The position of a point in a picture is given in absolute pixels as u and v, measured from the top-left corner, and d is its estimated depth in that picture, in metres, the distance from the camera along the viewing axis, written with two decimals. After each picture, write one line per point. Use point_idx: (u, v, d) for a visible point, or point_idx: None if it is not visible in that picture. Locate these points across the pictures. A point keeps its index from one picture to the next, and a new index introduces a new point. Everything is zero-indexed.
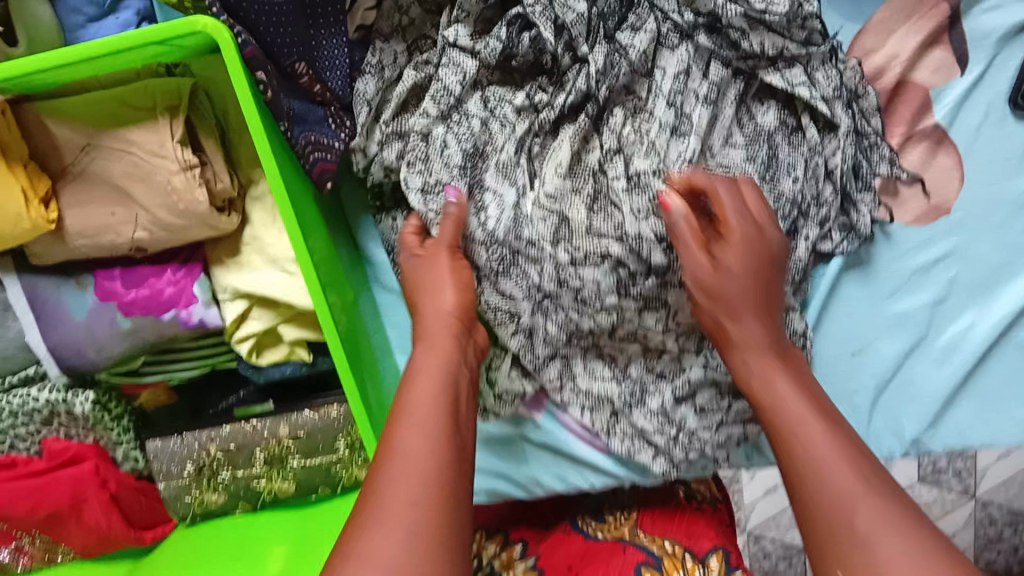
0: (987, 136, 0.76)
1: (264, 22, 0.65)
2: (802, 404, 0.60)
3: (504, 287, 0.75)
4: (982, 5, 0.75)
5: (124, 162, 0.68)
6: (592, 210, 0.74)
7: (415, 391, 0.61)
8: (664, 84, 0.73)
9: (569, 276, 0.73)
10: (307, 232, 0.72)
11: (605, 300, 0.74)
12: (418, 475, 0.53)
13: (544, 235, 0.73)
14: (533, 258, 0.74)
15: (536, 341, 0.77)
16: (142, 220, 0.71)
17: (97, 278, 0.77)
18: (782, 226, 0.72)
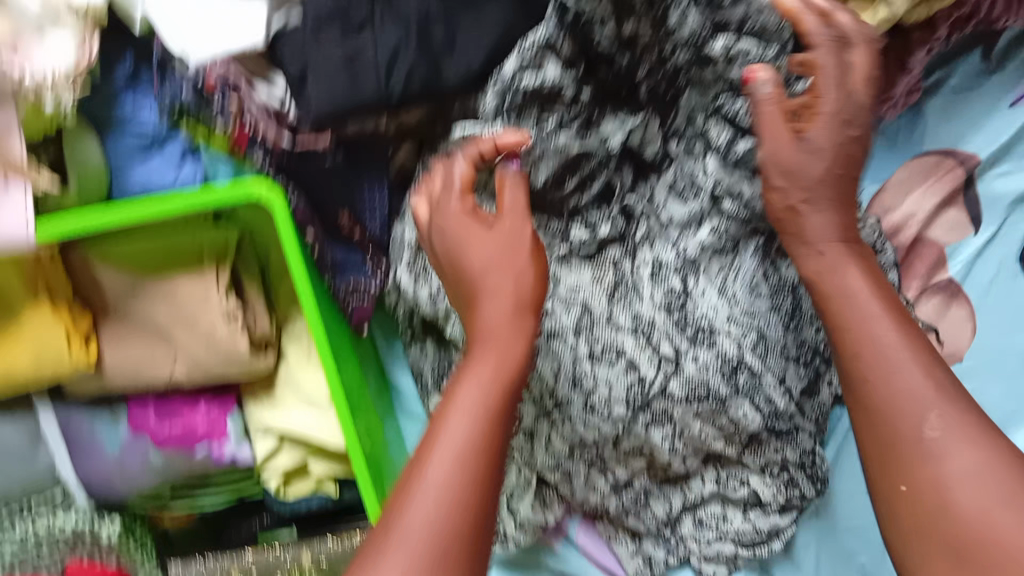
0: (1002, 291, 0.78)
1: (314, 181, 0.70)
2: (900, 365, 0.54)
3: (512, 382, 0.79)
4: (994, 170, 0.77)
5: (168, 307, 0.70)
6: (613, 300, 0.76)
7: (464, 393, 0.53)
8: (675, 229, 0.76)
9: (584, 375, 0.76)
10: (343, 364, 0.73)
11: (614, 404, 0.76)
12: (439, 515, 0.48)
13: (569, 324, 0.75)
14: (549, 355, 0.76)
15: (536, 445, 0.82)
16: (181, 358, 0.73)
17: (130, 408, 0.77)
18: (801, 371, 0.78)
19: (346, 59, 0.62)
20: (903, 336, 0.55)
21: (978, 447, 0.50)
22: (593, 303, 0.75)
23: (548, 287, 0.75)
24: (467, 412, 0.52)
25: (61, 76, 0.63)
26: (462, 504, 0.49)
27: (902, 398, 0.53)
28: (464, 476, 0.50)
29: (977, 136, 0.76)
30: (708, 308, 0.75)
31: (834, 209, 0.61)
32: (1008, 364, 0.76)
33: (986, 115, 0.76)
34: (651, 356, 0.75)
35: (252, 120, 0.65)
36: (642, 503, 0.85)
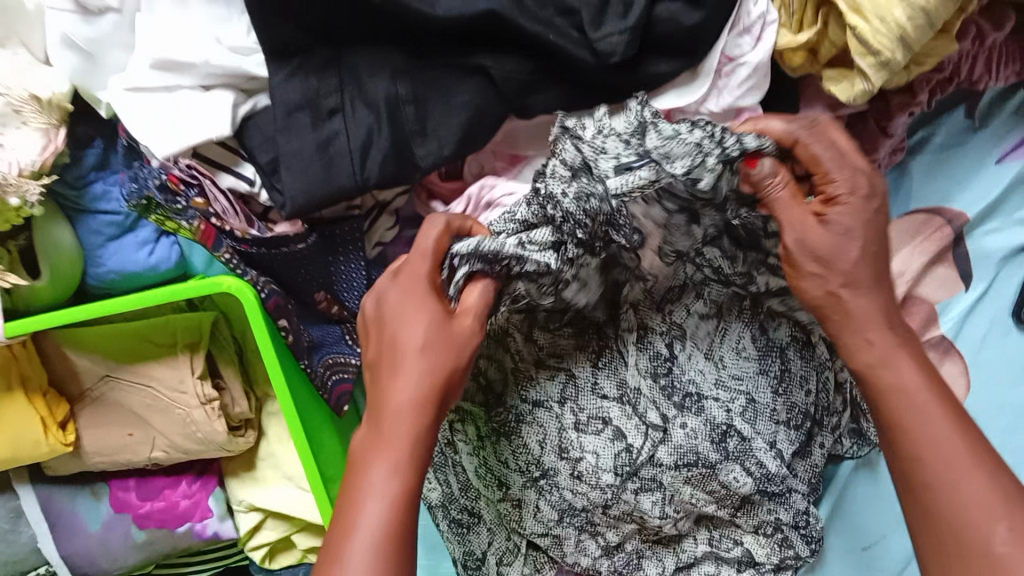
0: (994, 348, 0.76)
1: (283, 262, 0.68)
2: (950, 433, 0.48)
3: (502, 454, 0.75)
4: (983, 227, 0.76)
5: (143, 394, 0.69)
6: (597, 368, 0.73)
7: (394, 414, 0.50)
8: (663, 301, 0.72)
9: (571, 445, 0.73)
10: (315, 437, 0.71)
11: (602, 472, 0.73)
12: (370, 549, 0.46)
13: (553, 394, 0.73)
14: (536, 425, 0.73)
15: (524, 512, 0.76)
16: (159, 442, 0.72)
17: (111, 488, 0.77)
18: (792, 433, 0.74)
19: (321, 147, 0.61)
20: (960, 426, 0.49)
21: (976, 461, 0.48)
22: (577, 376, 0.73)
23: (536, 369, 0.73)
24: (399, 438, 0.50)
25: (27, 170, 0.62)
26: (404, 530, 0.48)
27: (926, 446, 0.49)
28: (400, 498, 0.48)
29: (964, 194, 0.75)
30: (699, 370, 0.72)
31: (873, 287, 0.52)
32: (1000, 422, 0.74)
33: (974, 173, 0.74)
34: (639, 426, 0.73)
35: (221, 212, 0.65)
36: (635, 566, 0.80)
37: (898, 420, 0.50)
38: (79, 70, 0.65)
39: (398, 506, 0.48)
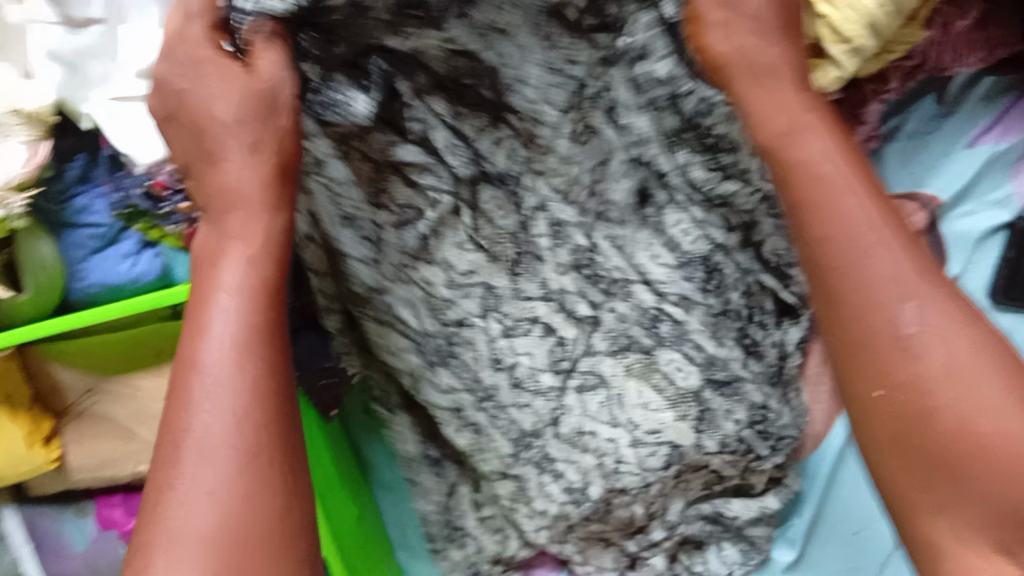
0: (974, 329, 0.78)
1: None
2: (855, 214, 0.48)
3: (439, 381, 0.75)
4: (958, 210, 0.77)
5: (130, 406, 0.70)
6: (514, 274, 0.73)
7: (189, 342, 0.48)
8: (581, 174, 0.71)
9: (504, 353, 0.74)
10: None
11: (542, 376, 0.76)
12: (206, 497, 0.44)
13: (472, 310, 0.73)
14: (466, 345, 0.74)
15: (483, 441, 0.77)
16: (148, 452, 0.72)
17: (98, 505, 0.76)
18: (732, 325, 0.77)
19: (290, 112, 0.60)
20: (870, 203, 0.49)
21: (909, 249, 0.47)
22: (495, 283, 0.73)
23: (442, 280, 0.72)
24: (221, 345, 0.47)
25: (12, 185, 0.61)
26: (249, 447, 0.45)
27: (844, 229, 0.48)
28: (223, 464, 0.45)
29: (937, 179, 0.76)
30: (661, 279, 0.75)
31: (824, 137, 0.52)
32: None
33: (945, 157, 0.76)
34: (565, 315, 0.75)
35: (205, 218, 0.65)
36: (605, 511, 0.80)
37: (817, 217, 0.49)
38: (64, 84, 0.65)
39: (245, 413, 0.46)
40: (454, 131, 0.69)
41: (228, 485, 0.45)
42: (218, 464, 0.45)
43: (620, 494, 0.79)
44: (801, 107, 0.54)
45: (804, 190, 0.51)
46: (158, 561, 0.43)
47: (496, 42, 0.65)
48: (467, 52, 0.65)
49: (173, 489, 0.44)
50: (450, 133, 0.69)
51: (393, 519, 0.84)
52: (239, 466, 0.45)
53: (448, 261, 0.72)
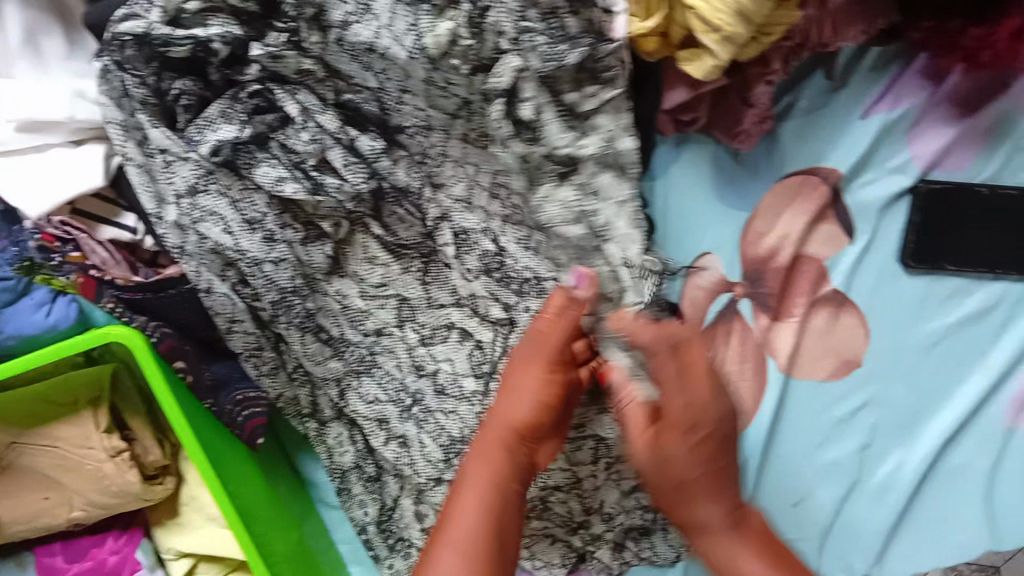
0: (886, 294, 0.80)
1: (172, 309, 0.66)
2: (727, 529, 0.67)
3: (363, 391, 0.77)
4: (859, 180, 0.79)
5: (51, 455, 0.69)
6: (426, 283, 0.75)
7: (471, 469, 0.66)
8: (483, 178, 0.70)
9: (425, 359, 0.76)
10: (230, 475, 0.70)
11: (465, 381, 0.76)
12: (467, 543, 0.61)
13: (389, 320, 0.75)
14: (387, 353, 0.76)
15: (412, 451, 0.78)
16: (77, 501, 0.71)
17: (36, 555, 0.76)
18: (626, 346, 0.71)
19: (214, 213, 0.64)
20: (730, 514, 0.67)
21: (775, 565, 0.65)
22: (410, 292, 0.75)
23: (355, 293, 0.74)
24: (477, 485, 0.65)
25: None
26: (489, 529, 0.63)
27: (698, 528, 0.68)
28: (489, 504, 0.64)
29: (836, 151, 0.77)
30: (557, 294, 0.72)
31: (719, 499, 0.67)
32: (900, 365, 0.81)
33: (843, 130, 0.77)
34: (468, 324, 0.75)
35: (100, 263, 0.64)
36: (543, 508, 0.82)
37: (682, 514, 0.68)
38: None
39: (486, 519, 0.63)
40: (348, 148, 0.67)
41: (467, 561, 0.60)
42: (484, 497, 0.64)
43: (552, 494, 0.81)
44: (701, 470, 0.66)
45: (696, 495, 0.67)
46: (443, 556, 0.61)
47: (372, 61, 0.63)
48: (343, 73, 0.65)
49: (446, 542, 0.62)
50: (345, 150, 0.66)
51: (344, 536, 0.85)
52: (498, 507, 0.64)
53: (359, 273, 0.74)
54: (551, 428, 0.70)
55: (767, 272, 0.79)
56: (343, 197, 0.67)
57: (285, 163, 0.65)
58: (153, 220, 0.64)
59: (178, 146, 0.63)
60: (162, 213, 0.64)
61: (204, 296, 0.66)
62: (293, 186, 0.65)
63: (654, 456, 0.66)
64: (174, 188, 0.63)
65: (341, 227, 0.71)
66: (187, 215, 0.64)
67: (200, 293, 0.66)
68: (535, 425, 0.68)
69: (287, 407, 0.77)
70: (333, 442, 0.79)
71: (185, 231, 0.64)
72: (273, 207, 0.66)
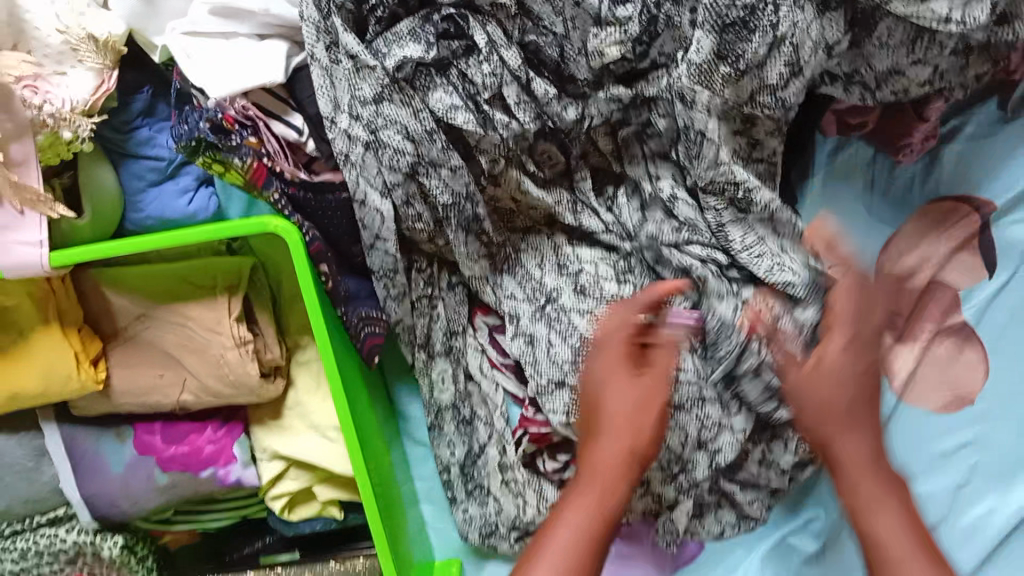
0: (1015, 335, 0.78)
1: (328, 213, 0.68)
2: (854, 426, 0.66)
3: (504, 287, 0.79)
4: (1012, 216, 0.76)
5: (179, 333, 0.70)
6: (577, 214, 0.76)
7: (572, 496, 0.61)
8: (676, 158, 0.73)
9: (570, 259, 0.78)
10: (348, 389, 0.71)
11: (575, 317, 0.76)
12: (566, 568, 0.56)
13: (540, 221, 0.79)
14: (532, 252, 0.79)
15: (539, 352, 0.77)
16: (190, 384, 0.72)
17: (136, 430, 0.77)
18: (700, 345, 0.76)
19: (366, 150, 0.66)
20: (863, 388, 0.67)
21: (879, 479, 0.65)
22: (562, 219, 0.76)
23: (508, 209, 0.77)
24: (579, 506, 0.60)
25: (79, 108, 0.63)
26: (586, 567, 0.57)
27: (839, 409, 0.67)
28: (596, 520, 0.59)
29: (993, 184, 0.76)
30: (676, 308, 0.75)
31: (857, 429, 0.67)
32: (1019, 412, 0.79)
33: (1004, 163, 0.76)
34: (591, 292, 0.77)
35: (271, 154, 0.65)
36: None
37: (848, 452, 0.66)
38: (133, 13, 0.65)
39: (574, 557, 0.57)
40: (524, 87, 0.67)
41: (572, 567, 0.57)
42: (607, 495, 0.61)
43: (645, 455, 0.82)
44: None
45: (836, 427, 0.66)
46: None
47: (565, 8, 0.65)
48: (533, 14, 0.66)
49: (538, 559, 0.57)
50: (520, 89, 0.67)
51: (421, 473, 0.88)
52: (600, 535, 0.59)
53: (512, 197, 0.75)
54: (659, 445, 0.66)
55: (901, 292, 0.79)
56: (507, 135, 0.68)
57: (461, 93, 0.67)
58: (327, 123, 0.65)
59: (361, 54, 0.64)
60: (336, 118, 0.65)
61: (358, 206, 0.68)
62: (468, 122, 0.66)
63: (818, 365, 0.68)
64: (359, 96, 0.65)
65: (501, 162, 0.71)
66: (367, 122, 0.66)
67: (355, 204, 0.68)
68: (649, 451, 0.64)
69: (403, 333, 0.79)
70: (436, 377, 0.81)
71: (353, 138, 0.66)
72: (437, 141, 0.68)
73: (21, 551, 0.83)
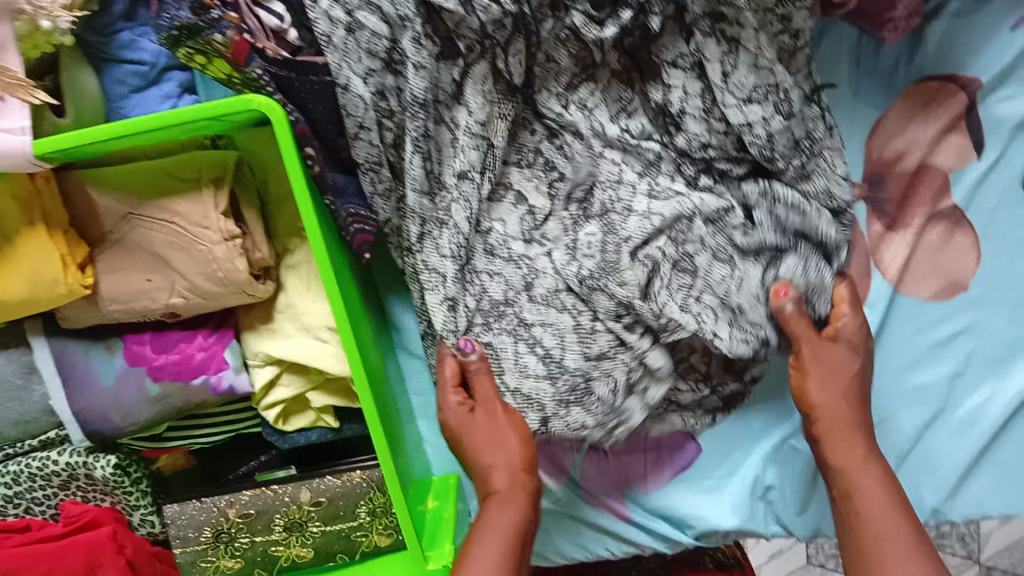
0: (1005, 216, 0.79)
1: (311, 98, 0.67)
2: (879, 481, 0.71)
3: (439, 242, 0.75)
4: (997, 94, 0.77)
5: (166, 231, 0.69)
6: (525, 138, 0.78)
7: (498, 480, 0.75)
8: (675, 78, 0.73)
9: (484, 215, 0.77)
10: (347, 291, 0.69)
11: (486, 279, 0.77)
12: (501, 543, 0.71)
13: (474, 163, 0.74)
14: (461, 203, 0.74)
15: (458, 313, 0.76)
16: (178, 287, 0.71)
17: (126, 342, 0.76)
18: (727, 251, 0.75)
19: (348, 32, 0.66)
20: (891, 489, 0.70)
21: (881, 480, 0.71)
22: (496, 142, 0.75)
23: (464, 123, 0.73)
24: (497, 527, 0.72)
25: (57, 1, 0.63)
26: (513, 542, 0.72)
27: (862, 499, 0.70)
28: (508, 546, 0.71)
29: (978, 61, 0.76)
30: (659, 198, 0.76)
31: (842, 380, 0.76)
32: (1009, 295, 0.80)
33: (988, 39, 0.75)
34: (499, 252, 0.77)
35: (251, 31, 0.64)
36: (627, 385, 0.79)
37: (868, 524, 0.68)
38: None
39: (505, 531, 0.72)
40: None
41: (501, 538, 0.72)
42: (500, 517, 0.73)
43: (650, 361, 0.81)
44: None
45: (860, 478, 0.71)
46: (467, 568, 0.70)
47: None
48: None
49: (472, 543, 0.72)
50: None
51: (417, 388, 0.87)
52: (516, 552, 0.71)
53: (469, 103, 0.72)
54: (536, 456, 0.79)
55: (888, 177, 0.79)
56: (487, 20, 0.67)
57: None
58: (308, 3, 0.64)
59: None
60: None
61: (341, 92, 0.67)
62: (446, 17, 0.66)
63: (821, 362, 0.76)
64: None
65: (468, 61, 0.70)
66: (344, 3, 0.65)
67: (338, 88, 0.67)
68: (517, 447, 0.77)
69: (392, 235, 0.78)
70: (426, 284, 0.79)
71: (332, 17, 0.65)
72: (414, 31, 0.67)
73: (14, 474, 0.82)
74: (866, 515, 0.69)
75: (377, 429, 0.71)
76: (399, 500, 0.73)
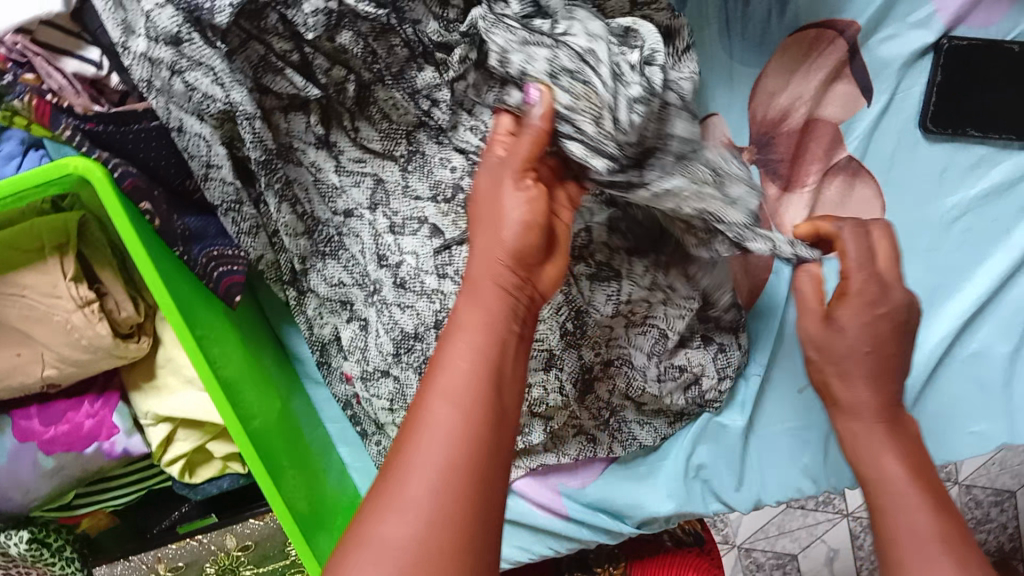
0: (904, 160, 0.75)
1: (141, 147, 0.63)
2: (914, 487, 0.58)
3: (327, 273, 0.77)
4: (878, 36, 0.74)
5: (18, 305, 0.65)
6: (408, 169, 0.74)
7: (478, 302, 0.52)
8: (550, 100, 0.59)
9: (388, 250, 0.74)
10: (209, 338, 0.66)
11: (397, 310, 0.73)
12: (467, 397, 0.47)
13: (362, 201, 0.74)
14: (354, 236, 0.75)
15: (368, 337, 0.76)
16: (48, 358, 0.68)
17: (14, 418, 0.72)
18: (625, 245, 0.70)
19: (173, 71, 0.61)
20: (943, 524, 0.55)
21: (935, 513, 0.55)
22: (388, 180, 0.74)
23: (332, 166, 0.73)
24: (459, 381, 0.47)
25: None
26: (468, 460, 0.45)
27: (904, 529, 0.55)
28: (475, 370, 0.48)
29: (853, 4, 0.73)
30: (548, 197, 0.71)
31: (873, 380, 0.63)
32: (920, 239, 0.75)
33: None
34: (411, 287, 0.73)
35: (56, 90, 0.60)
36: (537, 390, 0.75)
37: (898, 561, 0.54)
38: None
39: (462, 435, 0.45)
40: None
41: (457, 432, 0.45)
42: (474, 410, 0.46)
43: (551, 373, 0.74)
44: None
45: (897, 495, 0.57)
46: (389, 516, 0.43)
47: None
48: None
49: (406, 446, 0.46)
50: None
51: (330, 416, 0.86)
52: (485, 413, 0.46)
53: (339, 145, 0.72)
54: (540, 273, 0.56)
55: (777, 137, 0.75)
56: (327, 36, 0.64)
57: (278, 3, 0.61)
58: (119, 50, 0.60)
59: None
60: (129, 44, 0.60)
61: (177, 134, 0.63)
62: (291, 80, 0.66)
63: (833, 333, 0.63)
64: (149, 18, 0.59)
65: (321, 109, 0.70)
66: (164, 42, 0.60)
67: (172, 132, 0.63)
68: (525, 251, 0.54)
69: (268, 270, 0.76)
70: (312, 312, 0.79)
71: (154, 64, 0.60)
72: (258, 72, 0.65)
73: None
74: (898, 528, 0.56)
75: (263, 477, 0.67)
76: (298, 540, 0.70)
